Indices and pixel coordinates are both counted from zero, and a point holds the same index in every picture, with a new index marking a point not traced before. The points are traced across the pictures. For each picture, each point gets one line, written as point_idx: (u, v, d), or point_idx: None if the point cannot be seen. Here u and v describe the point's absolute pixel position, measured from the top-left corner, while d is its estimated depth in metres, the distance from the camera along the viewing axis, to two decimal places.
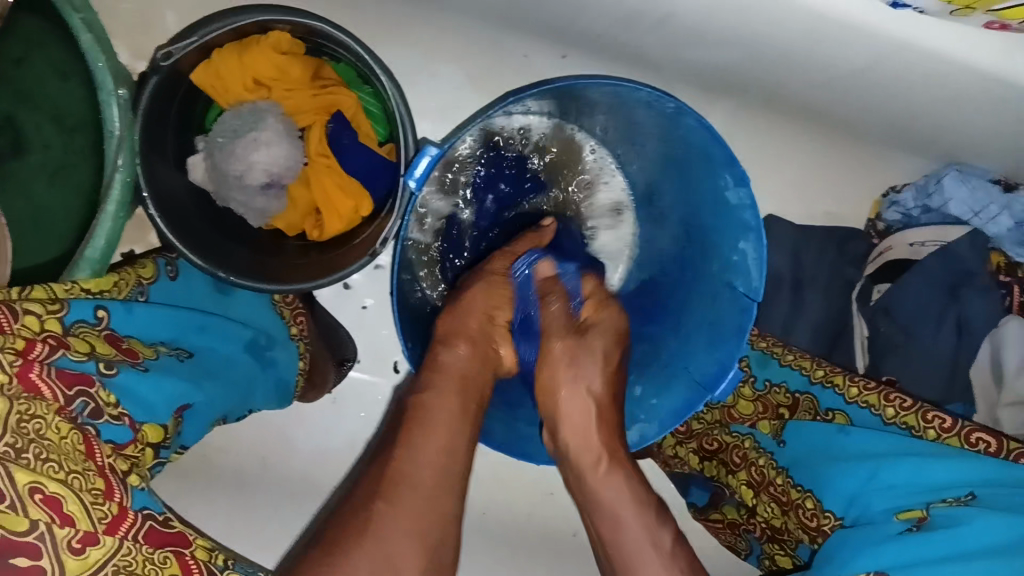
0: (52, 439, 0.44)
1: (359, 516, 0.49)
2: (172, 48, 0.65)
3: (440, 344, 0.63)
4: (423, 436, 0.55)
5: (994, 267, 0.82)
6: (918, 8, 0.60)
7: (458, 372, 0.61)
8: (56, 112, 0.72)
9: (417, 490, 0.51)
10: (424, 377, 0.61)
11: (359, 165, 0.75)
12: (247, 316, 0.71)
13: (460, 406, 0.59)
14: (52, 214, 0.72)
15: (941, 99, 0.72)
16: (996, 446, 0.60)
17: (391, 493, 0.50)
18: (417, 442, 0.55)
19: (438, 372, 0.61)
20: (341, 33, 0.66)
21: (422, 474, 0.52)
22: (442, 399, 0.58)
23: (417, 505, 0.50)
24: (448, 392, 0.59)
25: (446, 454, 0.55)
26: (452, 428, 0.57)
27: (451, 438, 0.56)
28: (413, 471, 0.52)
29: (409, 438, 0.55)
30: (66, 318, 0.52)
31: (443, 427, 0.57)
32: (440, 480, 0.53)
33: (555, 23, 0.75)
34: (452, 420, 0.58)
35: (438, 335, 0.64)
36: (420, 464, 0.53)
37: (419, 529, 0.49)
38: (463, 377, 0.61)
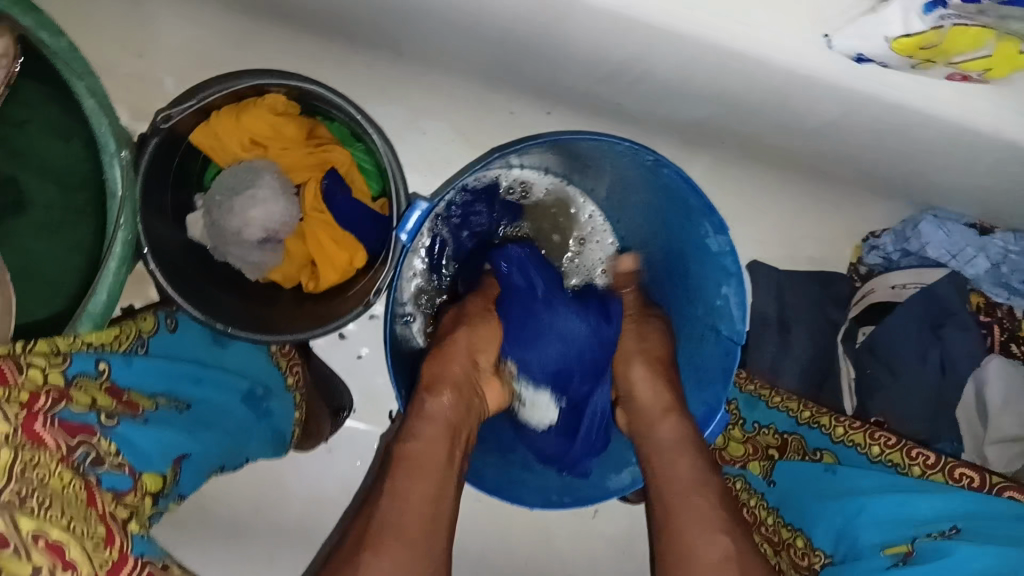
0: (54, 486, 0.45)
1: (349, 571, 0.51)
2: (172, 111, 0.69)
3: (426, 389, 0.63)
4: (405, 483, 0.56)
5: (975, 307, 0.85)
6: (882, 63, 0.61)
7: (445, 417, 0.61)
8: (57, 173, 0.74)
9: (401, 540, 0.53)
10: (409, 423, 0.61)
11: (353, 219, 0.77)
12: (244, 366, 0.73)
13: (445, 449, 0.60)
14: (55, 270, 0.74)
15: (910, 147, 0.75)
16: (979, 481, 0.61)
17: (377, 545, 0.52)
18: (399, 490, 0.56)
19: (423, 419, 0.61)
20: (334, 95, 0.69)
21: (407, 523, 0.54)
22: (427, 446, 0.59)
23: (400, 559, 0.52)
24: (433, 439, 0.59)
25: (432, 502, 0.56)
26: (437, 473, 0.58)
27: (434, 484, 0.57)
28: (397, 523, 0.54)
29: (394, 483, 0.56)
30: (68, 370, 0.54)
31: (425, 470, 0.57)
32: (427, 529, 0.54)
33: (538, 81, 0.78)
34: (437, 466, 0.58)
35: (424, 382, 0.63)
36: (404, 512, 0.54)
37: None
38: (448, 418, 0.61)
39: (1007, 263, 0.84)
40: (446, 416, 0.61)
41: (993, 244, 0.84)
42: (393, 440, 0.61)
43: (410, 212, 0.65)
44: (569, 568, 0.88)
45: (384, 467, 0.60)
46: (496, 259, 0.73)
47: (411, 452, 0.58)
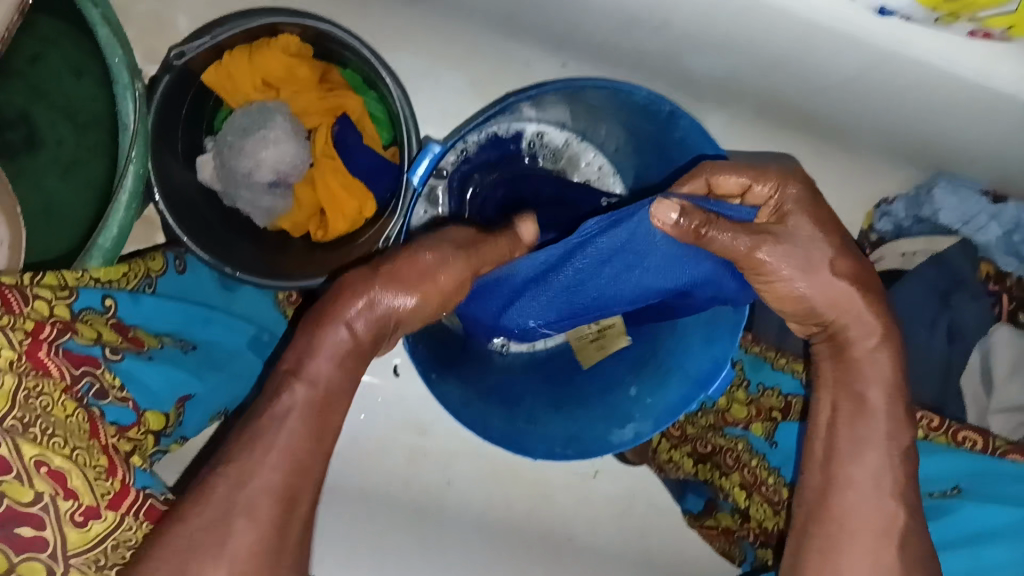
0: (57, 415, 0.44)
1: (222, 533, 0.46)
2: (185, 47, 0.67)
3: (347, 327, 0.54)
4: (284, 432, 0.50)
5: (984, 276, 0.84)
6: (904, 15, 0.61)
7: (344, 369, 0.54)
8: (70, 110, 0.74)
9: (280, 506, 0.48)
10: (309, 355, 0.53)
11: (365, 166, 0.77)
12: (251, 311, 0.73)
13: (332, 405, 0.53)
14: (65, 206, 0.74)
15: (930, 107, 0.74)
16: (983, 443, 0.62)
17: (253, 507, 0.47)
18: (281, 442, 0.50)
19: (323, 365, 0.53)
20: (348, 35, 0.68)
21: (289, 486, 0.49)
22: (325, 400, 0.53)
23: None
24: (339, 389, 0.54)
25: (312, 462, 0.51)
26: (326, 433, 0.52)
27: (322, 445, 0.52)
28: (277, 487, 0.48)
29: (282, 431, 0.50)
30: (75, 305, 0.53)
31: (315, 425, 0.52)
32: (301, 490, 0.50)
33: (555, 31, 0.77)
34: (331, 423, 0.53)
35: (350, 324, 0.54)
36: (286, 473, 0.49)
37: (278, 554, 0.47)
38: (345, 366, 0.54)
39: (1019, 231, 0.83)
40: (346, 367, 0.54)
41: (1006, 212, 0.83)
42: (286, 365, 0.54)
43: (425, 155, 0.65)
44: (569, 524, 0.89)
45: (266, 395, 0.53)
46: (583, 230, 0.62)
47: (305, 404, 0.52)
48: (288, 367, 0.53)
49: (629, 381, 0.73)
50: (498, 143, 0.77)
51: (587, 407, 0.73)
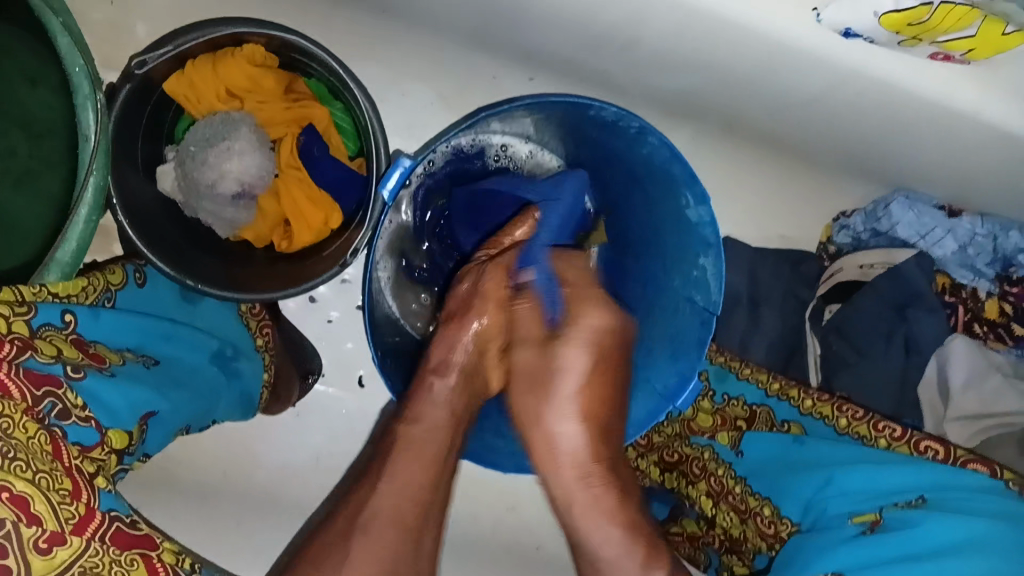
0: (17, 438, 0.42)
1: (336, 554, 0.53)
2: (147, 56, 0.65)
3: (434, 373, 0.66)
4: (401, 467, 0.59)
5: (940, 288, 0.86)
6: (869, 38, 0.62)
7: (450, 408, 0.65)
8: (24, 119, 0.73)
9: (394, 525, 0.55)
10: (409, 406, 0.64)
11: (333, 178, 0.76)
12: (215, 326, 0.71)
13: (440, 436, 0.62)
14: (17, 219, 0.71)
15: (893, 124, 0.75)
16: (943, 453, 0.63)
17: (368, 526, 0.55)
18: (398, 474, 0.58)
19: (425, 406, 0.64)
20: (315, 46, 0.68)
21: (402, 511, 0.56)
22: (430, 434, 0.62)
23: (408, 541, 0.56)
24: (436, 428, 0.63)
25: (428, 488, 0.59)
26: (435, 457, 0.61)
27: (436, 470, 0.60)
28: (392, 509, 0.56)
29: (392, 462, 0.59)
30: (33, 321, 0.51)
31: (423, 457, 0.60)
32: (418, 515, 0.57)
33: (522, 46, 0.78)
34: (435, 453, 0.61)
35: (431, 366, 0.67)
36: (399, 498, 0.57)
37: (392, 562, 0.54)
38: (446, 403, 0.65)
39: (972, 245, 0.86)
40: (449, 403, 0.65)
41: (962, 225, 0.86)
42: (396, 413, 0.65)
43: (394, 169, 0.63)
44: (537, 536, 0.89)
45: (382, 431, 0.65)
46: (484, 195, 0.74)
47: (413, 437, 0.61)
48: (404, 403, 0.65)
49: None
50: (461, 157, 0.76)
51: None
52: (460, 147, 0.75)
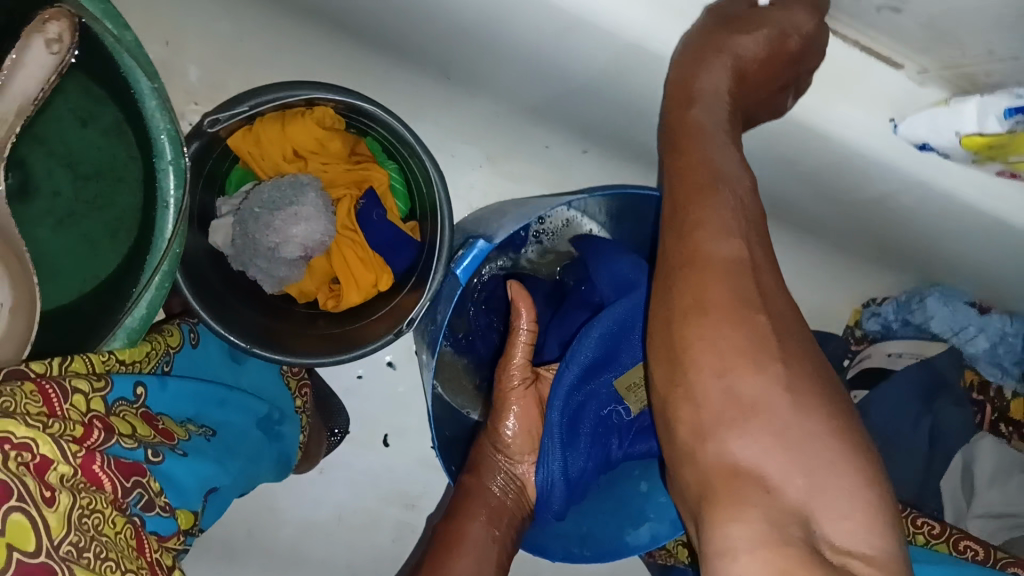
0: (108, 535, 0.42)
1: None
2: (220, 115, 0.64)
3: (470, 471, 0.68)
4: (456, 564, 0.62)
5: (970, 384, 0.89)
6: (944, 153, 0.63)
7: (495, 506, 0.66)
8: (69, 158, 0.70)
9: None
10: (456, 500, 0.67)
11: (385, 240, 0.75)
12: (258, 387, 0.70)
13: (479, 533, 0.64)
14: (59, 262, 0.70)
15: (939, 229, 0.77)
16: (984, 554, 0.73)
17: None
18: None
19: (468, 500, 0.66)
20: (390, 116, 0.67)
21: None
22: (470, 527, 0.65)
23: None
24: (473, 517, 0.65)
25: None
26: (477, 544, 0.64)
27: (485, 563, 0.63)
28: None
29: (445, 558, 0.63)
30: (109, 396, 0.49)
31: (471, 551, 0.63)
32: None
33: (580, 121, 0.78)
34: (479, 548, 0.64)
35: (473, 462, 0.69)
36: None
37: None
38: (496, 499, 0.66)
39: (1003, 343, 0.87)
40: (497, 501, 0.66)
41: (992, 324, 0.87)
42: (452, 505, 0.67)
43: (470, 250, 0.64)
44: None
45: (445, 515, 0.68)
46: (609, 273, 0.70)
47: (466, 536, 0.64)
48: (452, 509, 0.67)
49: (639, 477, 0.73)
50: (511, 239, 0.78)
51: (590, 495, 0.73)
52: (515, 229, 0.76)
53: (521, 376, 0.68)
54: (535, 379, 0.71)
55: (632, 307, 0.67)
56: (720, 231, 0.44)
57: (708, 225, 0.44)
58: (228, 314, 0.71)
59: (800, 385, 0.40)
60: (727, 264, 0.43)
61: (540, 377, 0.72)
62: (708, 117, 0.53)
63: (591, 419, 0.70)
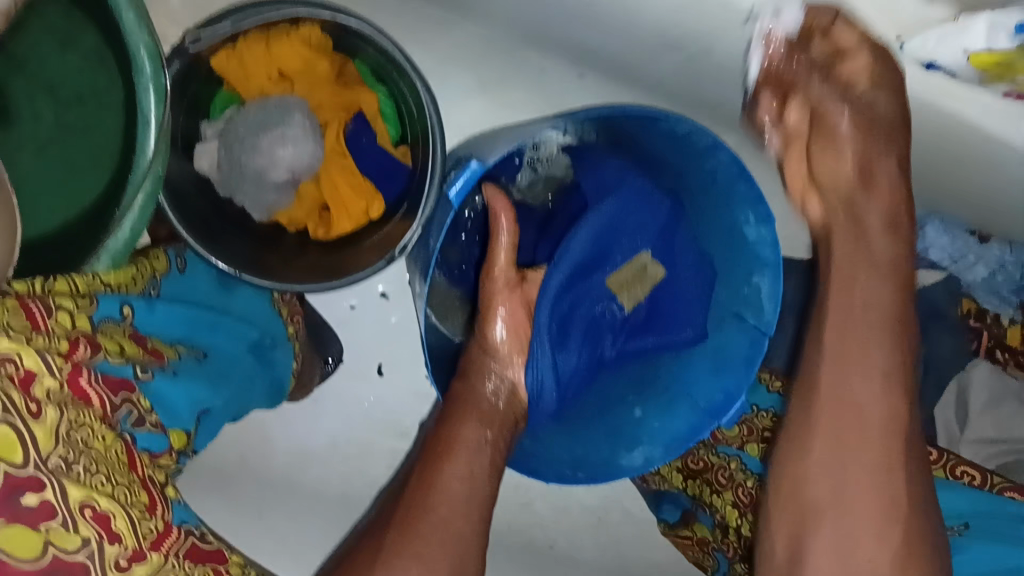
0: (97, 448, 0.42)
1: (383, 540, 0.54)
2: (203, 32, 0.62)
3: (459, 377, 0.69)
4: (453, 464, 0.60)
5: (965, 312, 0.87)
6: (950, 71, 0.60)
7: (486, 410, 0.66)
8: (51, 83, 0.67)
9: (449, 500, 0.57)
10: (449, 408, 0.66)
11: (376, 167, 0.73)
12: (250, 312, 0.69)
13: (472, 433, 0.63)
14: (42, 192, 0.66)
15: (943, 155, 0.75)
16: (978, 477, 0.70)
17: (421, 527, 0.54)
18: (452, 473, 0.59)
19: (460, 402, 0.66)
20: (379, 35, 0.65)
21: (452, 507, 0.56)
22: (464, 428, 0.63)
23: (461, 530, 0.55)
24: (466, 420, 0.64)
25: (481, 481, 0.60)
26: (472, 445, 0.62)
27: (480, 463, 0.61)
28: (454, 488, 0.58)
29: (436, 460, 0.60)
30: (95, 315, 0.49)
31: (466, 451, 0.61)
32: (466, 505, 0.57)
33: (577, 45, 0.75)
34: (474, 448, 0.62)
35: (461, 370, 0.70)
36: (462, 487, 0.58)
37: (444, 553, 0.53)
38: (487, 408, 0.66)
39: (1003, 271, 0.86)
40: (487, 405, 0.67)
41: (991, 252, 0.85)
42: (443, 411, 0.66)
43: (464, 170, 0.61)
44: (548, 533, 0.90)
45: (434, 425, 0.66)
46: (600, 180, 0.80)
47: (461, 438, 0.62)
48: (444, 416, 0.65)
49: (633, 402, 0.74)
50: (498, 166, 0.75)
51: (586, 421, 0.74)
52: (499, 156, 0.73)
53: (504, 280, 0.73)
54: (520, 283, 0.76)
55: (624, 203, 0.79)
56: (830, 150, 0.65)
57: (834, 143, 0.65)
58: (214, 232, 0.70)
59: (889, 402, 0.56)
60: (886, 374, 0.57)
61: (526, 281, 0.77)
62: (869, 67, 0.60)
63: (584, 317, 0.80)
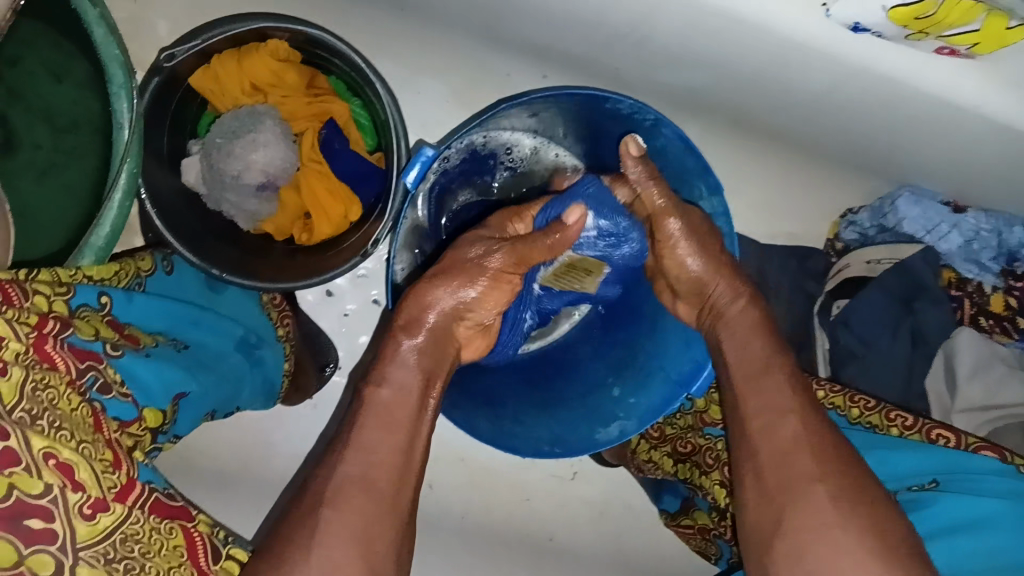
0: (63, 409, 0.45)
1: (304, 521, 0.51)
2: (176, 49, 0.68)
3: (404, 332, 0.64)
4: (374, 434, 0.57)
5: (947, 282, 0.89)
6: (877, 32, 0.64)
7: (422, 371, 0.63)
8: (48, 112, 0.73)
9: (363, 489, 0.54)
10: (375, 369, 0.63)
11: (351, 172, 0.78)
12: (238, 314, 0.73)
13: (401, 409, 0.60)
14: (40, 209, 0.71)
15: (899, 120, 0.77)
16: (955, 440, 0.62)
17: (339, 494, 0.53)
18: (365, 441, 0.57)
19: (393, 365, 0.62)
20: (337, 42, 0.69)
21: (371, 474, 0.55)
22: (397, 395, 0.60)
23: (373, 505, 0.54)
24: (401, 390, 0.61)
25: (400, 454, 0.57)
26: (397, 423, 0.59)
27: (400, 437, 0.58)
28: (373, 468, 0.55)
29: (359, 431, 0.57)
30: (72, 301, 0.52)
31: (388, 425, 0.58)
32: (390, 482, 0.55)
33: (535, 44, 0.80)
34: (403, 419, 0.59)
35: (401, 322, 0.65)
36: (392, 462, 0.56)
37: (364, 532, 0.52)
38: (423, 371, 0.63)
39: (978, 240, 0.87)
40: (421, 366, 0.63)
41: (967, 221, 0.88)
42: (369, 371, 0.63)
43: (416, 159, 0.67)
44: (548, 527, 0.90)
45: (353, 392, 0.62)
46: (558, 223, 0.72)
47: (380, 401, 0.60)
48: (369, 375, 0.63)
49: (611, 384, 0.78)
50: (471, 162, 0.79)
51: (567, 406, 0.78)
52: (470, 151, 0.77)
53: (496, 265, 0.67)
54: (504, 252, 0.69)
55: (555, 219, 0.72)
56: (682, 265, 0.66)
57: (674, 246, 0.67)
58: (189, 236, 0.74)
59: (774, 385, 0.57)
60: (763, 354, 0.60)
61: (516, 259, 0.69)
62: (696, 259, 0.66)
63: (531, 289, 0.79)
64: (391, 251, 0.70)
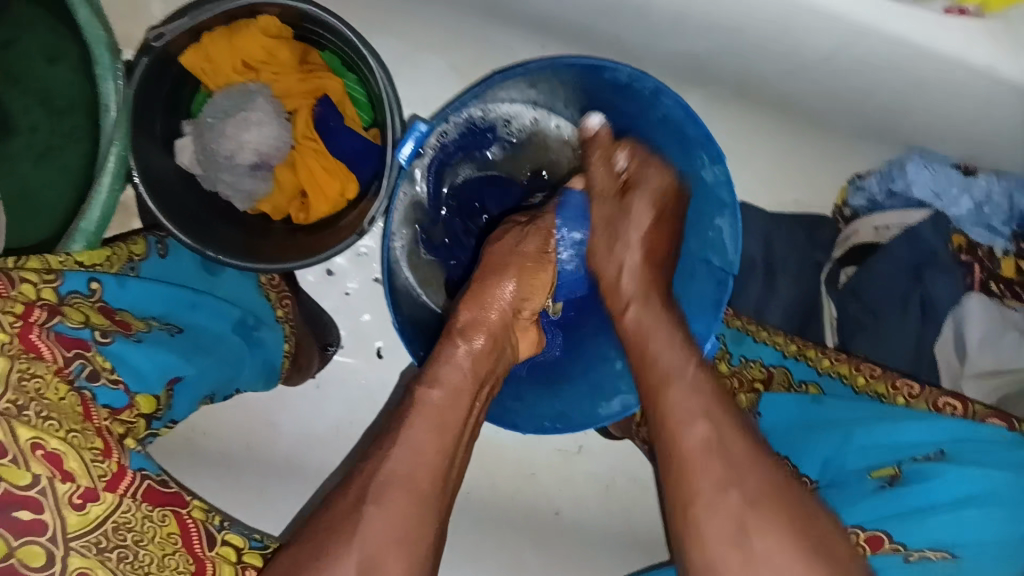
0: (50, 399, 0.44)
1: (345, 520, 0.50)
2: (164, 28, 0.67)
3: (461, 337, 0.65)
4: (419, 433, 0.56)
5: None
6: None
7: (471, 370, 0.63)
8: (44, 94, 0.72)
9: (409, 491, 0.52)
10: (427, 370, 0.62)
11: (348, 149, 0.77)
12: (234, 294, 0.72)
13: (455, 415, 0.59)
14: (41, 194, 0.70)
15: (906, 83, 0.75)
16: (962, 408, 0.62)
17: (380, 497, 0.51)
18: (414, 440, 0.55)
19: (447, 365, 0.62)
20: (328, 15, 0.68)
21: (417, 477, 0.54)
22: (451, 400, 0.60)
23: (409, 505, 0.52)
24: (455, 393, 0.60)
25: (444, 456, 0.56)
26: (449, 427, 0.58)
27: (447, 443, 0.57)
28: (408, 464, 0.54)
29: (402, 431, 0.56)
30: (61, 288, 0.52)
31: (438, 431, 0.57)
32: (432, 485, 0.54)
33: (533, 15, 0.78)
34: (454, 422, 0.59)
35: (457, 328, 0.66)
36: (434, 460, 0.55)
37: (399, 532, 0.51)
38: (471, 370, 0.63)
39: (988, 204, 0.84)
40: (471, 367, 0.63)
41: (977, 184, 0.84)
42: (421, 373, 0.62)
43: (410, 134, 0.68)
44: (553, 502, 0.89)
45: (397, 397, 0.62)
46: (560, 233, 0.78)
47: (432, 400, 0.59)
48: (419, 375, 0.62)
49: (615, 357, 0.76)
50: (470, 138, 0.78)
51: (571, 380, 0.78)
52: (468, 127, 0.76)
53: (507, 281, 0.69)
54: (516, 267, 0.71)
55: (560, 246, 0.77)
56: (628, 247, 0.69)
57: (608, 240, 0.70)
58: (193, 219, 0.73)
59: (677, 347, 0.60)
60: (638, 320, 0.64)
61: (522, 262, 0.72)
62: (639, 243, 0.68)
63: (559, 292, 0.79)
64: (385, 228, 0.69)
